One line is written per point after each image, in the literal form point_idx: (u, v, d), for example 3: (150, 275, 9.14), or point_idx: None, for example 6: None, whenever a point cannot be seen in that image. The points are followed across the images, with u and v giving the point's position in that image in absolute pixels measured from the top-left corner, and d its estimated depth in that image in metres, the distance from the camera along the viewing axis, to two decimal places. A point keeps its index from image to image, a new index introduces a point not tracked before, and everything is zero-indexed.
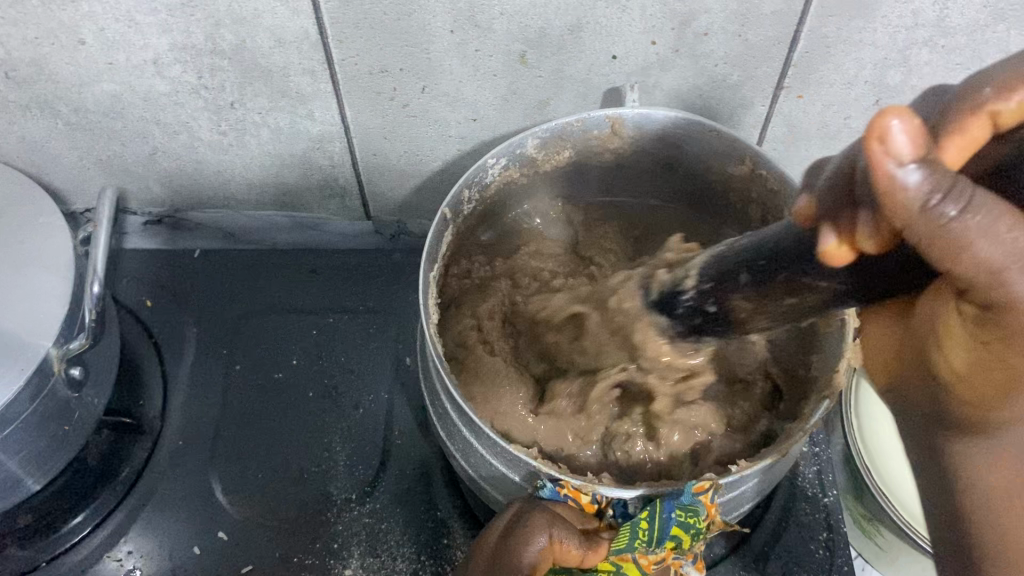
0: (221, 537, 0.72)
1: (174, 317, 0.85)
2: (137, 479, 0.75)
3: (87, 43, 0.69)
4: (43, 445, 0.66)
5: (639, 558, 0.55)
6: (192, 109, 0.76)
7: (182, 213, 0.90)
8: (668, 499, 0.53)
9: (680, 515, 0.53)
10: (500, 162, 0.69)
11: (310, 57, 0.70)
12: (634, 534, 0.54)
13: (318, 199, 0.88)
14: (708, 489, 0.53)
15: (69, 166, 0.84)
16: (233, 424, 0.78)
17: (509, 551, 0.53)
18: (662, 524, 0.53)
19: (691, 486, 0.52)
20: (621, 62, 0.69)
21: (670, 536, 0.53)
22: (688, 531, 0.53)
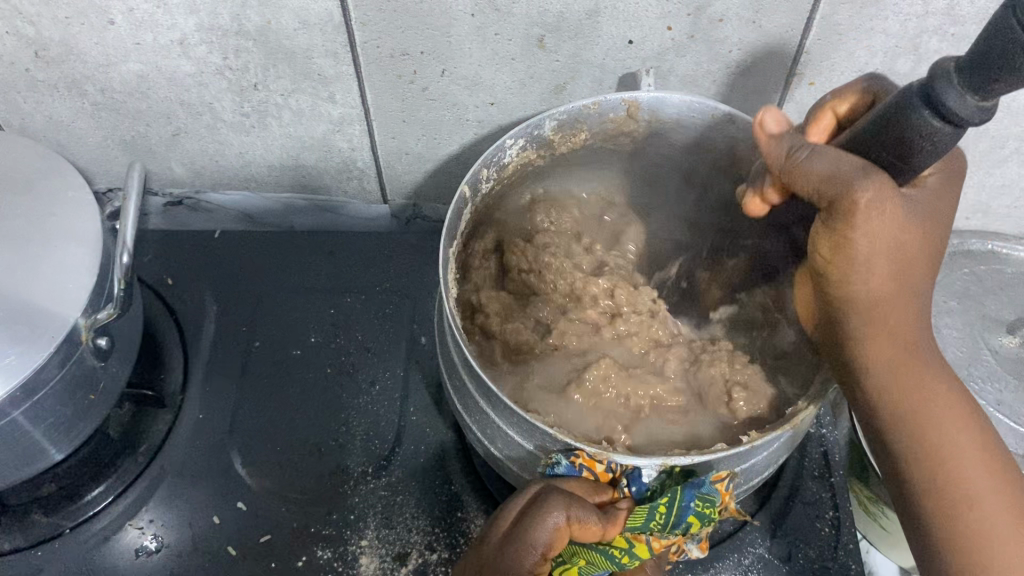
0: (239, 508, 0.73)
1: (195, 295, 0.86)
2: (157, 451, 0.76)
3: (116, 24, 0.71)
4: (69, 412, 0.68)
5: (651, 540, 0.57)
6: (216, 90, 0.78)
7: (202, 195, 0.92)
8: (689, 488, 0.54)
9: (698, 504, 0.54)
10: (518, 143, 0.70)
11: (333, 39, 0.72)
12: (650, 515, 0.55)
13: (336, 182, 0.89)
14: (725, 477, 0.56)
15: (93, 146, 0.86)
16: (253, 399, 0.79)
17: (527, 530, 0.54)
18: (679, 511, 0.54)
19: (711, 474, 0.55)
20: (636, 47, 0.71)
21: (686, 521, 0.55)
22: (703, 519, 0.55)
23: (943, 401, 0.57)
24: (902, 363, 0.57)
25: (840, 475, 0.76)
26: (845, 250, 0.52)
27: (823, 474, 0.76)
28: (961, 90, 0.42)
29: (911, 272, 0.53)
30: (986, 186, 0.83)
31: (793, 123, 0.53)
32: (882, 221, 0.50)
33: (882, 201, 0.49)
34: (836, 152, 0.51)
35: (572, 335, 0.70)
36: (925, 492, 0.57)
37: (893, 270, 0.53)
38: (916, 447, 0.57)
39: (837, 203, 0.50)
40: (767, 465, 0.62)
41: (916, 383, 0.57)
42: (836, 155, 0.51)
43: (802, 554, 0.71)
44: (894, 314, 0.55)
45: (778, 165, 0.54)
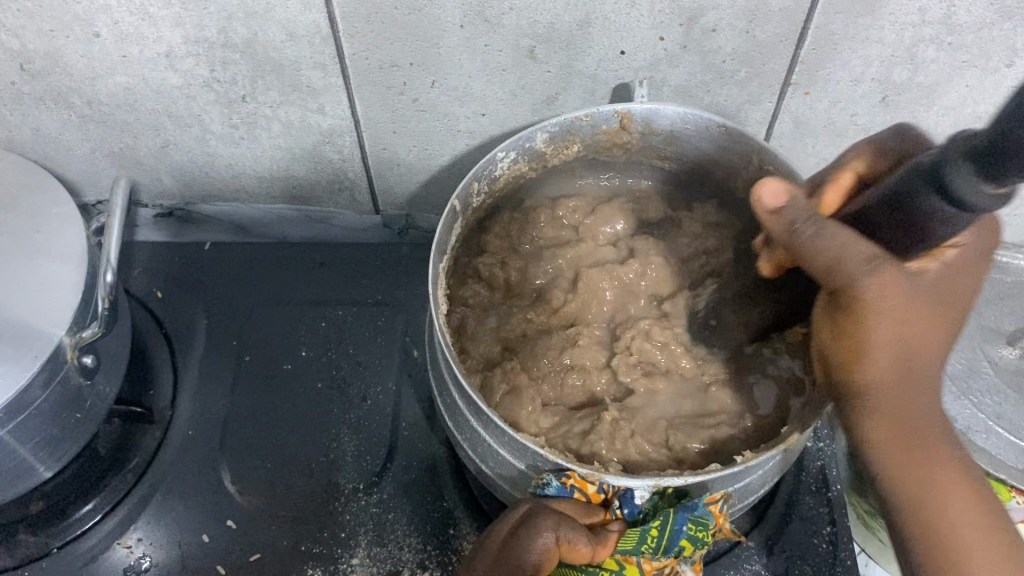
0: (229, 526, 0.72)
1: (185, 308, 0.85)
2: (146, 468, 0.76)
3: (101, 36, 0.70)
4: (55, 432, 0.67)
5: (642, 563, 0.56)
6: (204, 103, 0.77)
7: (192, 207, 0.91)
8: (682, 511, 0.53)
9: (691, 528, 0.54)
10: (509, 156, 0.69)
11: (321, 51, 0.71)
12: (641, 539, 0.54)
13: (327, 193, 0.88)
14: (719, 499, 0.56)
15: (82, 158, 0.85)
16: (243, 415, 0.78)
17: (516, 547, 0.53)
18: (671, 534, 0.53)
19: (705, 496, 0.55)
20: (629, 58, 0.70)
21: (678, 546, 0.54)
22: (695, 544, 0.54)
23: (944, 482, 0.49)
24: (904, 439, 0.49)
25: (837, 489, 0.76)
26: (844, 336, 0.49)
27: (820, 489, 0.75)
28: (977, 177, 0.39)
29: (919, 360, 0.49)
30: None
31: (934, 160, 0.41)
32: (890, 313, 0.48)
33: (884, 292, 0.47)
34: (993, 186, 0.40)
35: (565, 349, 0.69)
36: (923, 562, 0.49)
37: (899, 345, 0.48)
38: (930, 529, 0.49)
39: (840, 292, 0.48)
40: (764, 482, 0.61)
41: (926, 472, 0.49)
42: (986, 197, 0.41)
43: (799, 570, 0.70)
44: (892, 392, 0.49)
45: (947, 211, 0.41)
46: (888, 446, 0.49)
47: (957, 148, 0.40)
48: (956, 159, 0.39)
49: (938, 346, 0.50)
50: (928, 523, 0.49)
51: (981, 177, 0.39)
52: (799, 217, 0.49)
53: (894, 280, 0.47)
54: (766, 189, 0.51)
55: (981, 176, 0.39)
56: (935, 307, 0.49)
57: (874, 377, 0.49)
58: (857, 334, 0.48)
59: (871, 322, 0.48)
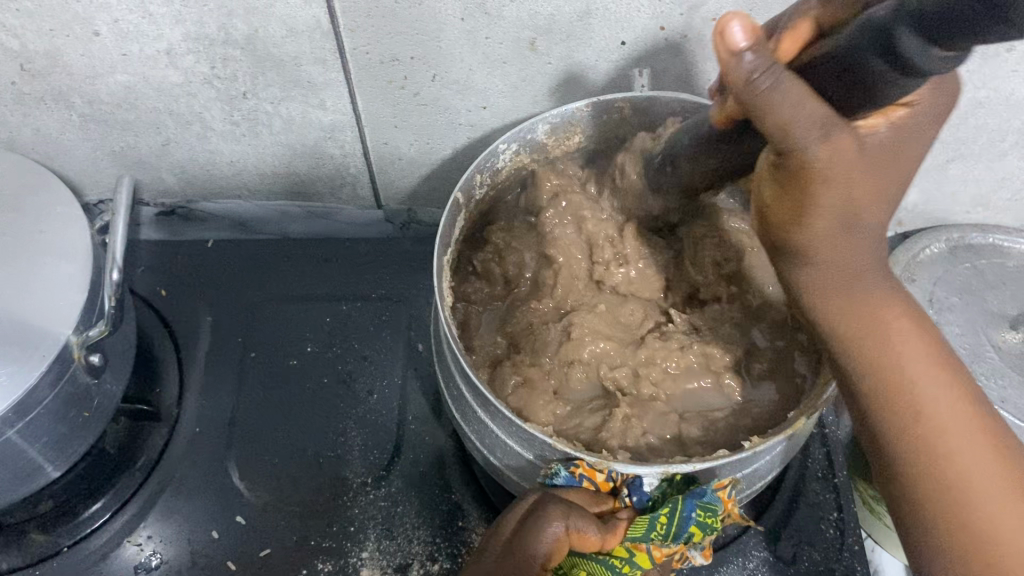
0: (238, 521, 0.73)
1: (189, 306, 0.85)
2: (154, 466, 0.76)
3: (101, 35, 0.70)
4: (63, 431, 0.67)
5: (652, 549, 0.56)
6: (205, 100, 0.77)
7: (194, 204, 0.91)
8: (691, 498, 0.53)
9: (701, 514, 0.53)
10: (510, 147, 0.69)
11: (322, 46, 0.71)
12: (651, 526, 0.54)
13: (329, 188, 0.88)
14: (727, 485, 0.56)
15: (83, 158, 0.85)
16: (249, 411, 0.79)
17: (529, 538, 0.53)
18: (681, 521, 0.53)
19: (714, 482, 0.55)
20: (629, 48, 0.70)
21: (687, 532, 0.54)
22: (705, 530, 0.54)
23: (936, 414, 0.50)
24: (886, 375, 0.50)
25: (843, 475, 0.76)
26: (789, 198, 0.45)
27: (827, 475, 0.76)
28: (917, 39, 0.37)
29: (853, 268, 0.49)
30: (986, 180, 0.82)
31: (749, 41, 0.38)
32: (837, 184, 0.43)
33: (835, 163, 0.42)
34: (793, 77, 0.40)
35: (571, 340, 0.69)
36: (938, 522, 0.50)
37: (845, 271, 0.49)
38: (919, 469, 0.50)
39: (786, 157, 0.43)
40: (770, 468, 0.61)
41: (911, 411, 0.50)
42: (800, 95, 0.40)
43: (807, 556, 0.71)
44: (856, 321, 0.50)
45: (737, 90, 0.40)
46: (843, 340, 0.51)
47: (727, 20, 0.37)
48: (732, 23, 0.37)
49: (878, 266, 0.50)
50: (923, 464, 0.50)
51: (929, 43, 0.37)
52: (747, 95, 0.48)
53: (845, 149, 0.42)
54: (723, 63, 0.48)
55: (915, 32, 0.37)
56: (878, 165, 0.44)
57: (816, 257, 0.48)
58: (796, 199, 0.45)
59: (817, 189, 0.43)
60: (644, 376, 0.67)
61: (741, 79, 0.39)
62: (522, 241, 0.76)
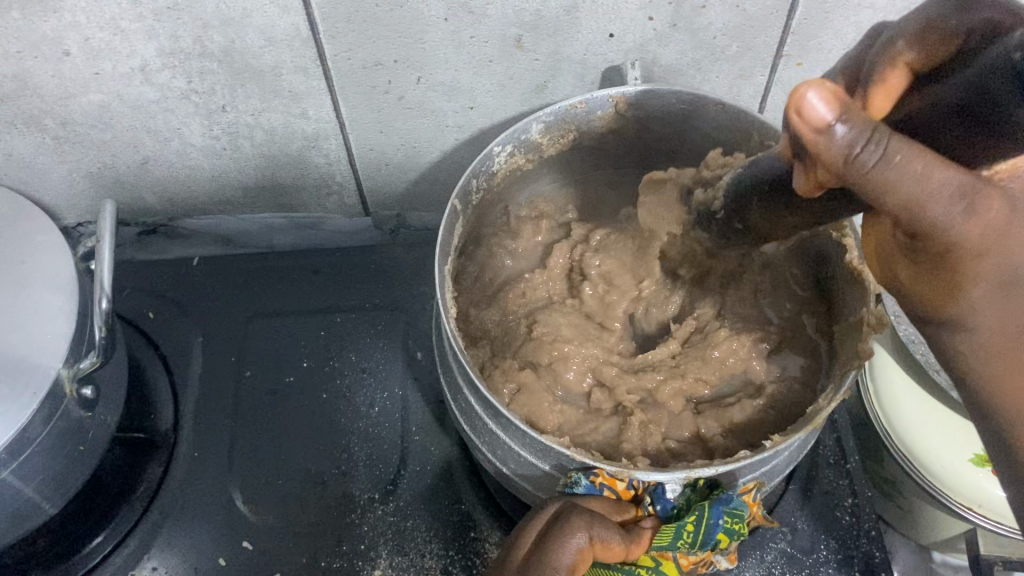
0: (246, 546, 0.71)
1: (178, 327, 0.83)
2: (154, 496, 0.73)
3: (72, 54, 0.68)
4: (59, 467, 0.65)
5: (678, 558, 0.55)
6: (183, 115, 0.75)
7: (177, 223, 0.89)
8: (717, 504, 0.53)
9: (727, 520, 0.53)
10: (505, 150, 0.66)
11: (302, 54, 0.69)
12: (677, 534, 0.53)
13: (315, 198, 0.86)
14: (752, 488, 0.56)
15: (59, 181, 0.82)
16: (248, 432, 0.77)
17: (551, 551, 0.51)
18: (707, 529, 0.52)
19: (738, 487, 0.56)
20: (618, 40, 0.69)
21: (715, 539, 0.53)
22: (731, 536, 0.53)
23: None
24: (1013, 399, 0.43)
25: (854, 460, 0.75)
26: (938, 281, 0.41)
27: (839, 461, 0.75)
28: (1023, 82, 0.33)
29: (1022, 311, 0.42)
30: None
31: (836, 112, 0.34)
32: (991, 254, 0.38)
33: (988, 228, 0.36)
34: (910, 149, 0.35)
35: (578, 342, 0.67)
36: None
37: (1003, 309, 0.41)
38: None
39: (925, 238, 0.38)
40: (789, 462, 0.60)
41: None
42: (925, 164, 0.35)
43: (825, 544, 0.70)
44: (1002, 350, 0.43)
45: (836, 169, 0.35)
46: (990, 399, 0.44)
47: (806, 94, 0.33)
48: (811, 96, 0.33)
49: None
50: None
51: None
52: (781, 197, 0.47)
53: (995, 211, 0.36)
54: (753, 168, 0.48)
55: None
56: None
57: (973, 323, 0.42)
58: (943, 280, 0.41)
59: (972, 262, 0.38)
60: (653, 375, 0.66)
61: (840, 156, 0.35)
62: (517, 241, 0.75)
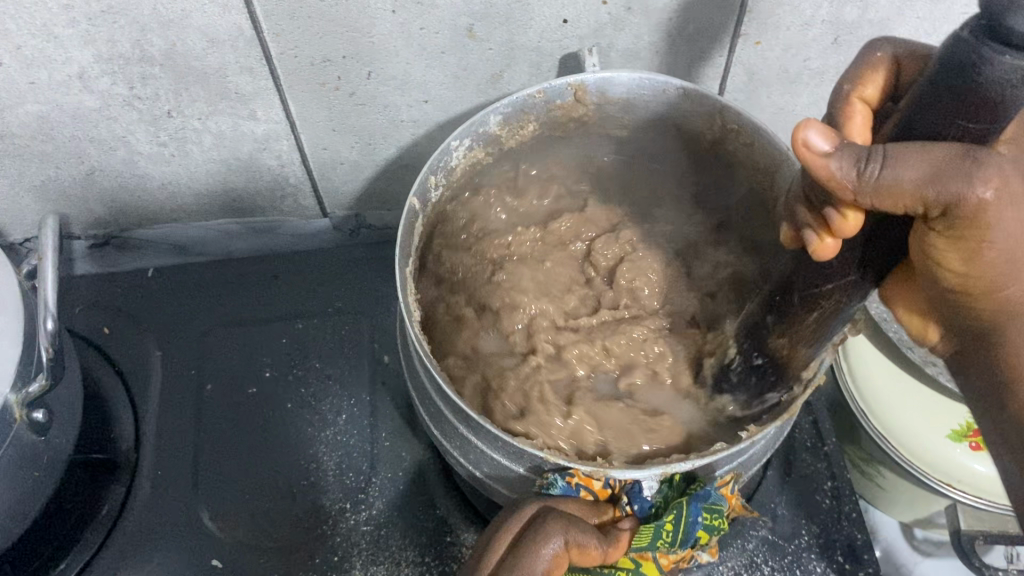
0: (215, 565, 0.69)
1: (135, 341, 0.80)
2: (116, 520, 0.71)
3: (4, 64, 0.65)
4: (13, 495, 0.62)
5: (659, 558, 0.54)
6: (127, 123, 0.72)
7: (127, 233, 0.85)
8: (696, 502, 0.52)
9: (707, 517, 0.52)
10: (464, 144, 0.63)
11: (246, 54, 0.66)
12: (657, 534, 0.51)
13: (270, 202, 0.83)
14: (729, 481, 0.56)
15: (2, 197, 0.79)
16: (213, 447, 0.74)
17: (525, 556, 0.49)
18: (687, 526, 0.52)
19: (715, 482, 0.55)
20: (572, 26, 0.67)
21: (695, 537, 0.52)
22: (711, 532, 0.53)
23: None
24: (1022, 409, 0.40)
25: (832, 442, 0.74)
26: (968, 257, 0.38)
27: (816, 444, 0.74)
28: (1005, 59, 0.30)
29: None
30: None
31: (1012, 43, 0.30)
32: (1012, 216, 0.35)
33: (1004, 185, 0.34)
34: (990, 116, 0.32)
35: (546, 338, 0.66)
36: None
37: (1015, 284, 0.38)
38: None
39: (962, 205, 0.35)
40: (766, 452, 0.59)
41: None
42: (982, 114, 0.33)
43: (805, 530, 0.69)
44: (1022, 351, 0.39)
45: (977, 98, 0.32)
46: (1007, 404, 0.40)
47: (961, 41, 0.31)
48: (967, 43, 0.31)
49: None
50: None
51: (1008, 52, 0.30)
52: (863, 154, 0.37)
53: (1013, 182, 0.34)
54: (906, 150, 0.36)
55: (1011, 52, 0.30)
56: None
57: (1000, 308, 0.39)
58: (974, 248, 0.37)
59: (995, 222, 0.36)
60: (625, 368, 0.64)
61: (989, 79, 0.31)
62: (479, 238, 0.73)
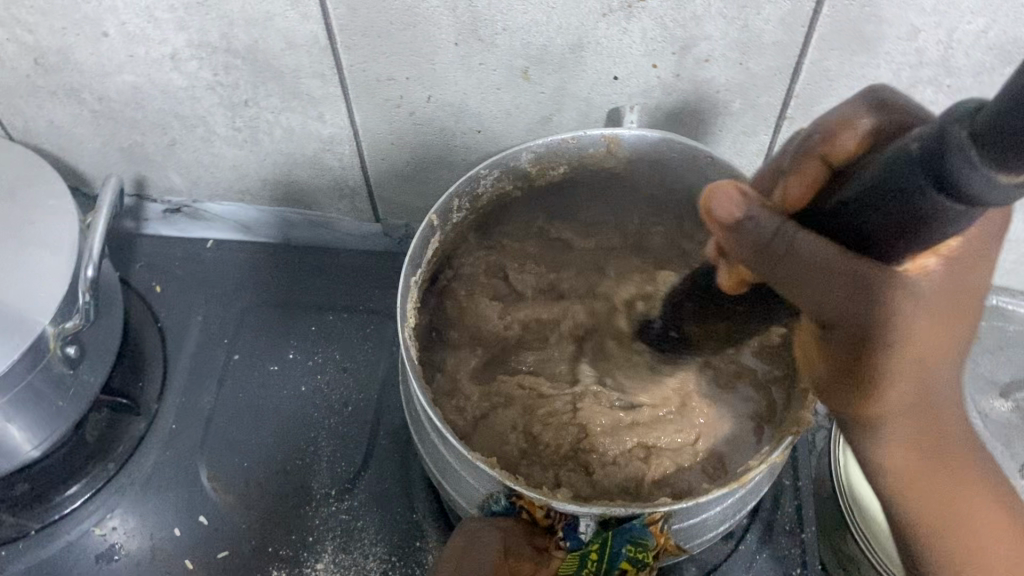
0: (201, 521, 0.74)
1: (182, 303, 0.87)
2: (129, 458, 0.77)
3: (110, 36, 0.73)
4: (36, 418, 0.69)
5: None
6: (208, 105, 0.79)
7: (199, 204, 0.92)
8: (621, 535, 0.54)
9: (629, 550, 0.55)
10: (493, 174, 0.67)
11: (321, 61, 0.72)
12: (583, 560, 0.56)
13: (328, 200, 0.89)
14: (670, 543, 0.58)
15: (93, 152, 0.87)
16: (226, 413, 0.80)
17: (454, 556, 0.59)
18: (609, 556, 0.55)
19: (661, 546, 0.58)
20: (622, 83, 0.70)
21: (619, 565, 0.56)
22: (635, 564, 0.55)
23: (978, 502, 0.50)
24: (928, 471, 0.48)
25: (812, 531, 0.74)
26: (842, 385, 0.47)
27: (794, 529, 0.74)
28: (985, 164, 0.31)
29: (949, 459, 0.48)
30: None
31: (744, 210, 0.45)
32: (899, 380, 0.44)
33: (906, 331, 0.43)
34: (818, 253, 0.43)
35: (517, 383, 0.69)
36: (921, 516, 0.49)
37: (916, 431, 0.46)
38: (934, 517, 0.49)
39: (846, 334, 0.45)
40: (722, 520, 0.61)
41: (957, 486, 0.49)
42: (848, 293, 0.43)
43: None
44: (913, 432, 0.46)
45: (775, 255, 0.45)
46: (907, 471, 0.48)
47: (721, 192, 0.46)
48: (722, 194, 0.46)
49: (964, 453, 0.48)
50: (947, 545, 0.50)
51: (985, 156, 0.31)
52: None
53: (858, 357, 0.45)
54: (718, 197, 0.46)
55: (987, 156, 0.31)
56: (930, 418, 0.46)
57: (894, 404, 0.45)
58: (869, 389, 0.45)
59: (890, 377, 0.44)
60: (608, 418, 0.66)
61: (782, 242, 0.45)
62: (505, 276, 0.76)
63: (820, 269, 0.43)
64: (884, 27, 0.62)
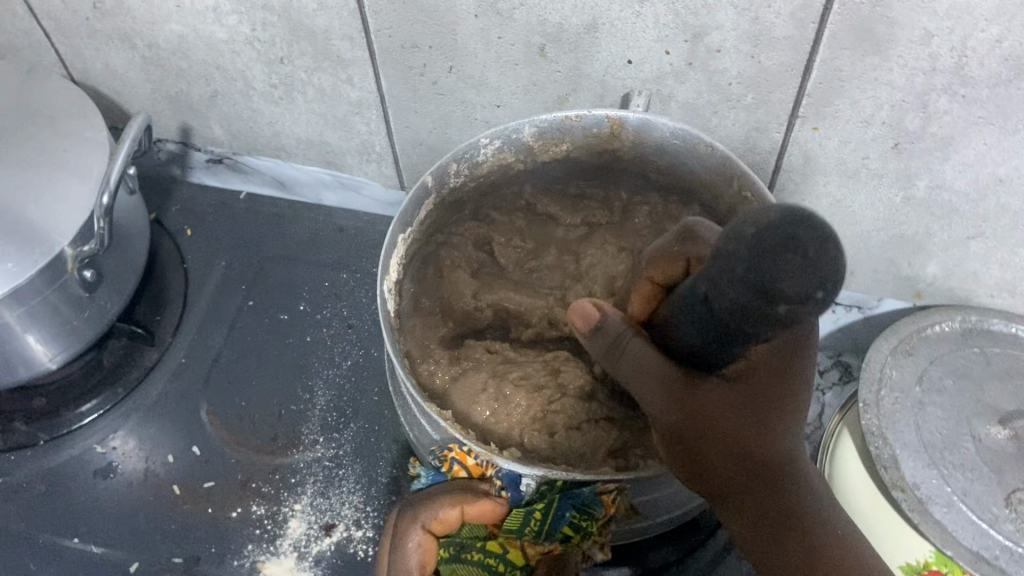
0: (194, 451, 0.78)
1: (208, 247, 0.91)
2: (138, 385, 0.82)
3: None
4: (50, 334, 0.74)
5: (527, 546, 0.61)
6: (247, 60, 0.83)
7: (239, 158, 0.96)
8: (567, 498, 0.58)
9: (573, 515, 0.58)
10: (494, 144, 0.68)
11: (349, 24, 0.75)
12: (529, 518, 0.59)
13: (356, 163, 0.92)
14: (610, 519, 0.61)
15: (144, 98, 0.92)
16: (233, 354, 0.83)
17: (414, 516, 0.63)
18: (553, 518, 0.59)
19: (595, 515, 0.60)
20: (636, 68, 0.71)
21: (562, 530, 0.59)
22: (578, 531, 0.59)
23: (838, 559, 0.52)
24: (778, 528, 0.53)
25: None
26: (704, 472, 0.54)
27: None
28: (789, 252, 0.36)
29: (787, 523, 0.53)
30: (1012, 265, 0.77)
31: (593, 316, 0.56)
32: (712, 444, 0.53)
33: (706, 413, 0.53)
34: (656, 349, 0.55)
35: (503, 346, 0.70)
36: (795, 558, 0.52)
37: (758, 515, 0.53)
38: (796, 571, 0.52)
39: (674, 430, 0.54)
40: (676, 500, 0.62)
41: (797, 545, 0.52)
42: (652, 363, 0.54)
43: None
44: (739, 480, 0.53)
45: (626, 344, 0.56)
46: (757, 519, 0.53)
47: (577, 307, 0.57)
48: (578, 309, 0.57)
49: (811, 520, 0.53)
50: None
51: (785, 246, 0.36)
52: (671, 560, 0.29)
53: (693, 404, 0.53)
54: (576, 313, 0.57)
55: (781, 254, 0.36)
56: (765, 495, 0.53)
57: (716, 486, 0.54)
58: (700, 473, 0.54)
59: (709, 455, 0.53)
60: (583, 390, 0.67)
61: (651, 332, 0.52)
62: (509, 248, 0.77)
63: (641, 369, 0.54)
64: (896, 29, 0.61)
